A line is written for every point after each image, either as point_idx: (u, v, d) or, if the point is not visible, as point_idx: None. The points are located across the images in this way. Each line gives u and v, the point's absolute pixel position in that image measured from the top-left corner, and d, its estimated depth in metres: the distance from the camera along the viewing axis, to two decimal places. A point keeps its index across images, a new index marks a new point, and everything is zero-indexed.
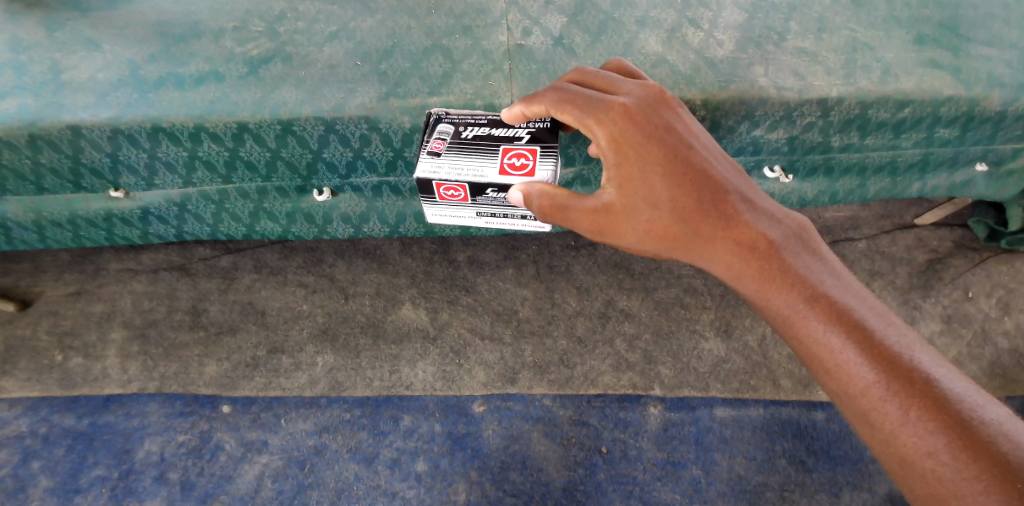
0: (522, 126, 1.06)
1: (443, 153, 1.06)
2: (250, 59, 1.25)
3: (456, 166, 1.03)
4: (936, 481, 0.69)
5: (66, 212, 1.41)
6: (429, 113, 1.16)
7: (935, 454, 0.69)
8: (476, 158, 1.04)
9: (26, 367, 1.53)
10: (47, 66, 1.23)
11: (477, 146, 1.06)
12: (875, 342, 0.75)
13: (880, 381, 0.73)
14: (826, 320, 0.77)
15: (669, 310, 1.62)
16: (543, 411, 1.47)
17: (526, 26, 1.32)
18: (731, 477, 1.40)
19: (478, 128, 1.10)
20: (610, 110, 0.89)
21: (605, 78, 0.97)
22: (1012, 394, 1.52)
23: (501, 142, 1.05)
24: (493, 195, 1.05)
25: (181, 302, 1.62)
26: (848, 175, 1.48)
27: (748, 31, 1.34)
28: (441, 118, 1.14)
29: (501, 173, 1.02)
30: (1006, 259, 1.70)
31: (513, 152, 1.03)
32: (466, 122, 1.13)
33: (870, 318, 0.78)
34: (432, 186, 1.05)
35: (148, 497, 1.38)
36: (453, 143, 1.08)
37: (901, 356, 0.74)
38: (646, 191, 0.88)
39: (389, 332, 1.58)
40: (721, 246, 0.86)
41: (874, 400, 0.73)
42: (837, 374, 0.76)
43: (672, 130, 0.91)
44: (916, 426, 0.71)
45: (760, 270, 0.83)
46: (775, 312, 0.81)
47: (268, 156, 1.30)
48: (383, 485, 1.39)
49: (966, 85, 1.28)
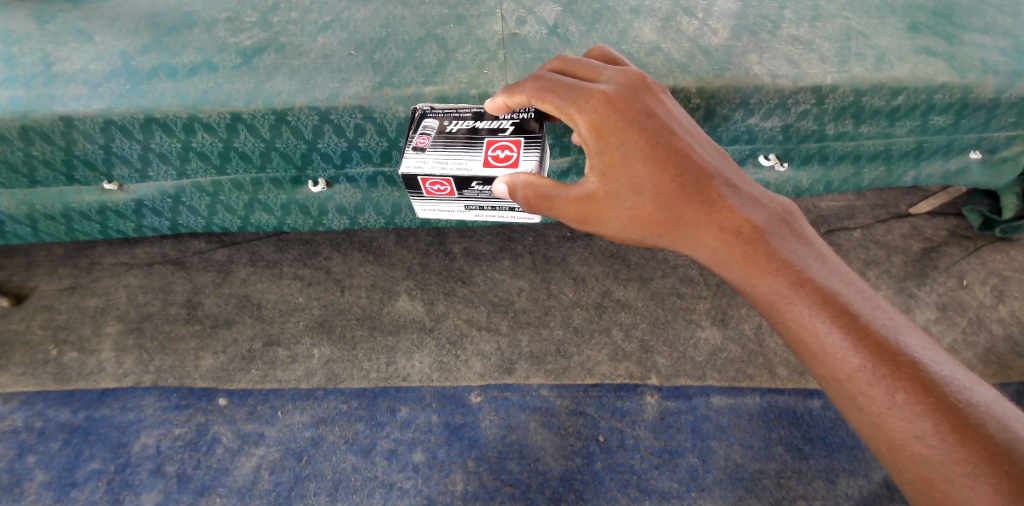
0: (506, 117, 1.06)
1: (427, 148, 1.05)
2: (244, 49, 1.25)
3: (440, 160, 1.02)
4: (925, 463, 0.69)
5: (60, 205, 1.40)
6: (415, 108, 1.16)
7: (923, 437, 0.69)
8: (460, 152, 1.03)
9: (20, 362, 1.53)
10: (38, 58, 1.23)
11: (462, 139, 1.05)
12: (862, 325, 0.75)
13: (867, 365, 0.73)
14: (811, 305, 0.77)
15: (666, 299, 1.62)
16: (541, 401, 1.47)
17: (521, 15, 1.32)
18: (728, 465, 1.40)
19: (462, 121, 1.09)
20: (591, 97, 0.90)
21: (587, 66, 0.98)
22: (1007, 381, 1.52)
23: (485, 135, 1.05)
24: (478, 188, 1.04)
25: (177, 296, 1.62)
26: (843, 163, 1.48)
27: (742, 19, 1.35)
28: (426, 113, 1.13)
29: (486, 166, 1.01)
30: (1001, 247, 1.71)
31: (497, 144, 1.03)
32: (450, 116, 1.11)
33: (857, 302, 0.78)
34: (421, 182, 1.04)
35: (144, 491, 1.37)
36: (437, 137, 1.07)
37: (888, 340, 0.74)
38: (629, 178, 0.88)
39: (385, 323, 1.58)
40: (705, 231, 0.86)
41: (862, 385, 0.73)
42: (825, 359, 0.76)
43: (653, 116, 0.91)
44: (903, 409, 0.70)
45: (745, 255, 0.82)
46: (762, 298, 0.81)
47: (263, 147, 1.29)
48: (381, 476, 1.39)
49: (960, 72, 1.28)
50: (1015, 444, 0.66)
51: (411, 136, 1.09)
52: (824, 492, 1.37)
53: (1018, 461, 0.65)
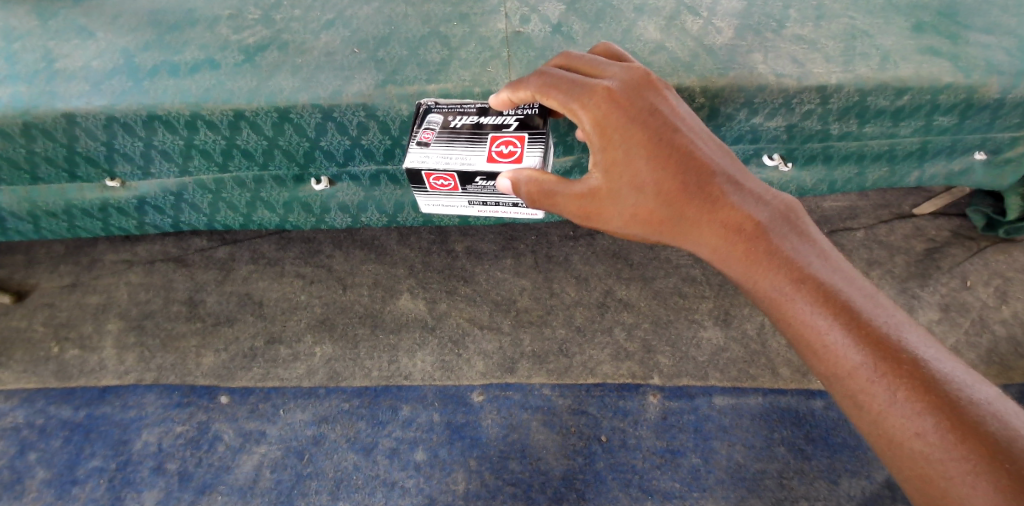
0: (511, 113, 1.06)
1: (431, 143, 1.05)
2: (246, 46, 1.25)
3: (445, 155, 1.03)
4: (925, 462, 0.67)
5: (61, 202, 1.40)
6: (420, 103, 1.16)
7: (923, 435, 0.67)
8: (465, 147, 1.03)
9: (21, 359, 1.52)
10: (40, 55, 1.23)
11: (466, 133, 1.05)
12: (863, 322, 0.73)
13: (868, 362, 0.71)
14: (812, 303, 0.75)
15: (668, 299, 1.62)
16: (543, 400, 1.47)
17: (524, 13, 1.32)
18: (730, 465, 1.40)
19: (467, 116, 1.09)
20: (594, 94, 0.90)
21: (590, 62, 0.97)
22: (1010, 382, 1.51)
23: (489, 130, 1.05)
24: (482, 184, 1.04)
25: (178, 293, 1.62)
26: (846, 163, 1.48)
27: (746, 19, 1.34)
28: (430, 108, 1.13)
29: (489, 161, 1.01)
30: (1004, 248, 1.70)
31: (500, 139, 1.03)
32: (455, 111, 1.11)
33: (859, 300, 0.75)
34: (425, 177, 1.04)
35: (145, 489, 1.37)
36: (442, 132, 1.07)
37: (889, 337, 0.72)
38: (631, 175, 0.88)
39: (388, 322, 1.58)
40: (706, 229, 0.85)
41: (862, 382, 0.71)
42: (825, 357, 0.74)
43: (656, 113, 0.91)
44: (903, 407, 0.68)
45: (746, 252, 0.81)
46: (762, 295, 0.79)
47: (266, 145, 1.29)
48: (382, 475, 1.38)
49: (965, 72, 1.27)
50: (1015, 442, 0.63)
51: (417, 129, 1.09)
52: (826, 493, 1.36)
53: (1019, 459, 0.62)
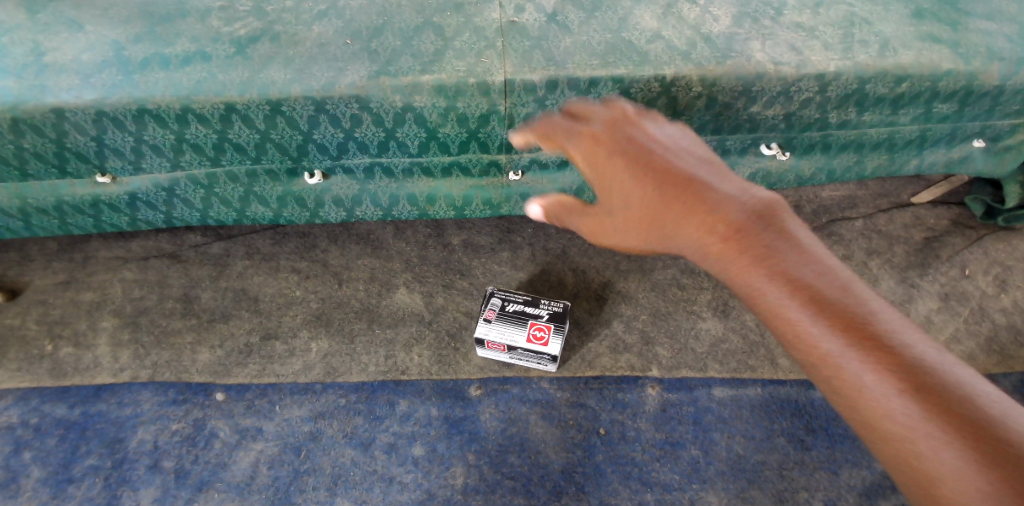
0: (545, 306, 1.45)
1: (493, 319, 1.43)
2: (238, 38, 1.23)
3: (500, 331, 1.41)
4: (918, 459, 0.54)
5: (52, 198, 1.38)
6: (487, 291, 1.48)
7: (911, 430, 0.55)
8: (513, 327, 1.42)
9: (15, 357, 1.51)
10: (29, 48, 1.20)
11: (515, 317, 1.43)
12: (841, 307, 0.59)
13: (847, 351, 0.58)
14: (780, 287, 0.61)
15: (666, 290, 1.61)
16: (541, 393, 1.46)
17: (519, 3, 1.30)
18: (730, 457, 1.39)
19: (516, 303, 1.45)
20: (579, 134, 0.92)
21: (584, 106, 1.00)
22: (1009, 371, 1.51)
23: (529, 317, 1.43)
24: (521, 353, 1.43)
25: (172, 289, 1.60)
26: (845, 152, 1.46)
27: (745, 6, 1.32)
28: (493, 292, 1.47)
29: (527, 341, 1.40)
30: (1003, 237, 1.70)
31: (536, 325, 1.42)
32: (508, 296, 1.47)
33: (832, 279, 0.61)
34: (527, 322, 1.42)
35: (141, 486, 1.36)
36: (500, 312, 1.44)
37: (871, 324, 0.58)
38: (612, 186, 0.85)
39: (384, 317, 1.57)
40: (671, 218, 0.75)
41: (842, 375, 0.58)
42: (800, 347, 0.60)
43: (635, 135, 0.90)
44: (889, 400, 0.55)
45: (709, 235, 0.69)
46: (730, 280, 0.66)
47: (258, 138, 1.27)
48: (380, 470, 1.38)
49: (965, 59, 1.26)
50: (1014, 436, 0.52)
51: (538, 297, 1.49)
52: (825, 484, 1.36)
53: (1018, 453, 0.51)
